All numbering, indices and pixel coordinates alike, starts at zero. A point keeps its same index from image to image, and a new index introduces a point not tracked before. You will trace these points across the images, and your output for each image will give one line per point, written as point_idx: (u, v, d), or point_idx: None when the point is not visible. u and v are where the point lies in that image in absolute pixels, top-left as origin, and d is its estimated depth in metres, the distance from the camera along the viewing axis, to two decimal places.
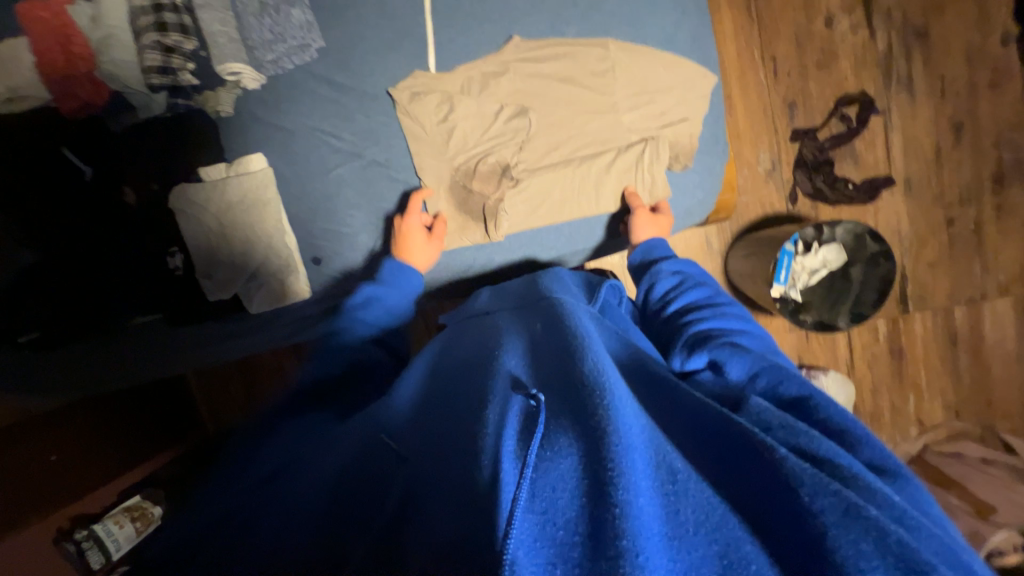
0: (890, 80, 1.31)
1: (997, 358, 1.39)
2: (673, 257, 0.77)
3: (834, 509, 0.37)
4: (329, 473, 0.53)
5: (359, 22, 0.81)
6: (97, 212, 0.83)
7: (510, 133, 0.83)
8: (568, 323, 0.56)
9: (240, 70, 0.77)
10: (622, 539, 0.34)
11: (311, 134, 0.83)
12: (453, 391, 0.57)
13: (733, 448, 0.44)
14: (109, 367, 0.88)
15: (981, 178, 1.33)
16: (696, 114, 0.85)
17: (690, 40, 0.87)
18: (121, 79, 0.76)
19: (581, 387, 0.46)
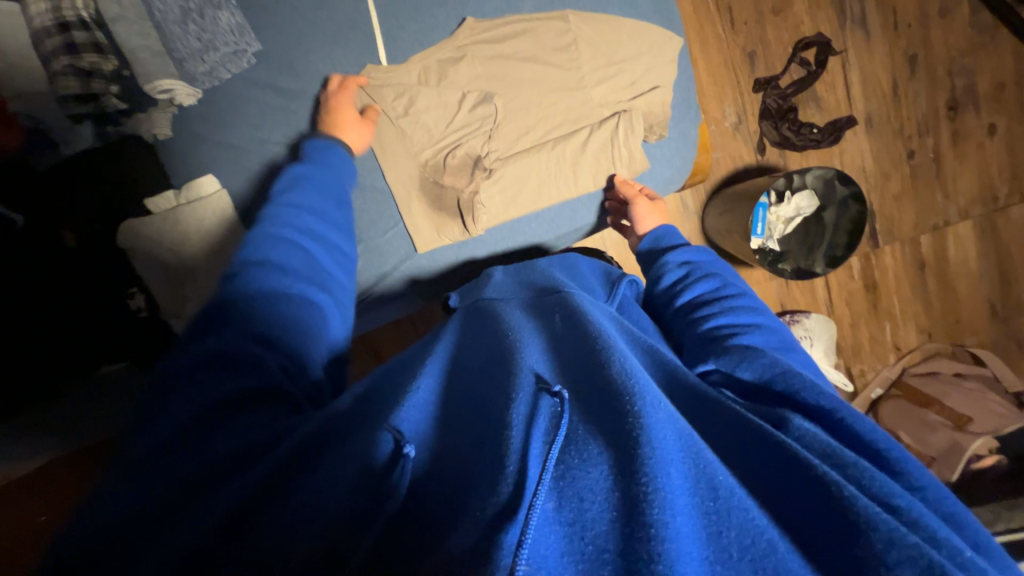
0: (843, 18, 1.31)
1: (963, 279, 1.46)
2: (684, 246, 0.75)
3: (892, 539, 0.34)
4: (324, 479, 0.41)
5: (298, 20, 0.74)
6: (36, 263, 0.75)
7: (477, 122, 0.79)
8: (590, 320, 0.52)
9: (170, 86, 0.70)
10: (658, 562, 0.30)
11: (264, 148, 0.77)
12: (476, 379, 0.50)
13: (780, 459, 0.40)
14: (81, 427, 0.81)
15: (937, 108, 1.36)
16: (664, 79, 0.83)
17: (650, 2, 0.83)
18: (35, 114, 0.69)
19: (613, 389, 0.41)
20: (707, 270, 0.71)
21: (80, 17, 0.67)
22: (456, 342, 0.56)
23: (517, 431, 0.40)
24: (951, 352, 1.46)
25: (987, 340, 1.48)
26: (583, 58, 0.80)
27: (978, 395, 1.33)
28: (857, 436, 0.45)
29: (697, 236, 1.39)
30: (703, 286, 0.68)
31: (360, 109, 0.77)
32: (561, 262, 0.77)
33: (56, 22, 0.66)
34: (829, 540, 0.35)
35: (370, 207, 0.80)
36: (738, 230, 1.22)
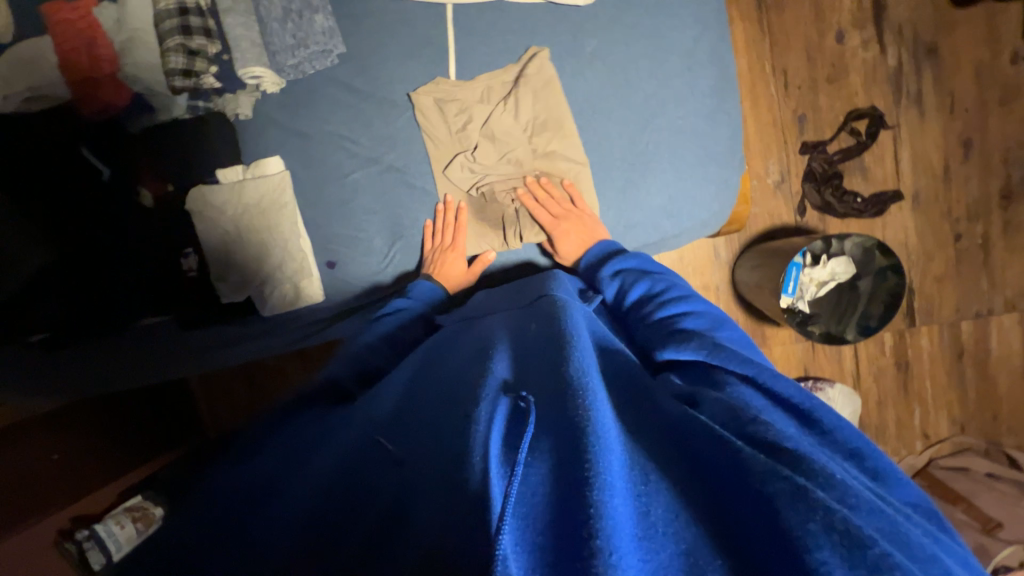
0: (899, 95, 1.31)
1: (1003, 373, 1.39)
2: (617, 255, 0.77)
3: (783, 492, 0.36)
4: (327, 473, 0.49)
5: (379, 30, 0.81)
6: (110, 212, 0.83)
7: (529, 142, 0.84)
8: (557, 325, 0.56)
9: (260, 74, 0.78)
10: (595, 538, 0.33)
11: (330, 139, 0.83)
12: (446, 384, 0.57)
13: (695, 438, 0.43)
14: (118, 373, 0.90)
15: (989, 195, 1.34)
16: (712, 127, 0.86)
17: (709, 56, 0.85)
18: (143, 80, 0.77)
19: (564, 387, 0.45)
20: (633, 274, 0.74)
21: (198, 6, 0.76)
22: (423, 362, 0.65)
23: (478, 431, 0.43)
24: (985, 449, 1.37)
25: None
26: (636, 99, 0.83)
27: (1011, 499, 1.24)
28: (784, 401, 0.49)
29: (725, 286, 1.38)
30: (640, 287, 0.71)
31: (421, 114, 0.82)
32: (538, 280, 0.77)
33: (178, 6, 0.75)
34: (747, 521, 0.37)
35: (417, 206, 0.85)
36: (768, 285, 1.22)
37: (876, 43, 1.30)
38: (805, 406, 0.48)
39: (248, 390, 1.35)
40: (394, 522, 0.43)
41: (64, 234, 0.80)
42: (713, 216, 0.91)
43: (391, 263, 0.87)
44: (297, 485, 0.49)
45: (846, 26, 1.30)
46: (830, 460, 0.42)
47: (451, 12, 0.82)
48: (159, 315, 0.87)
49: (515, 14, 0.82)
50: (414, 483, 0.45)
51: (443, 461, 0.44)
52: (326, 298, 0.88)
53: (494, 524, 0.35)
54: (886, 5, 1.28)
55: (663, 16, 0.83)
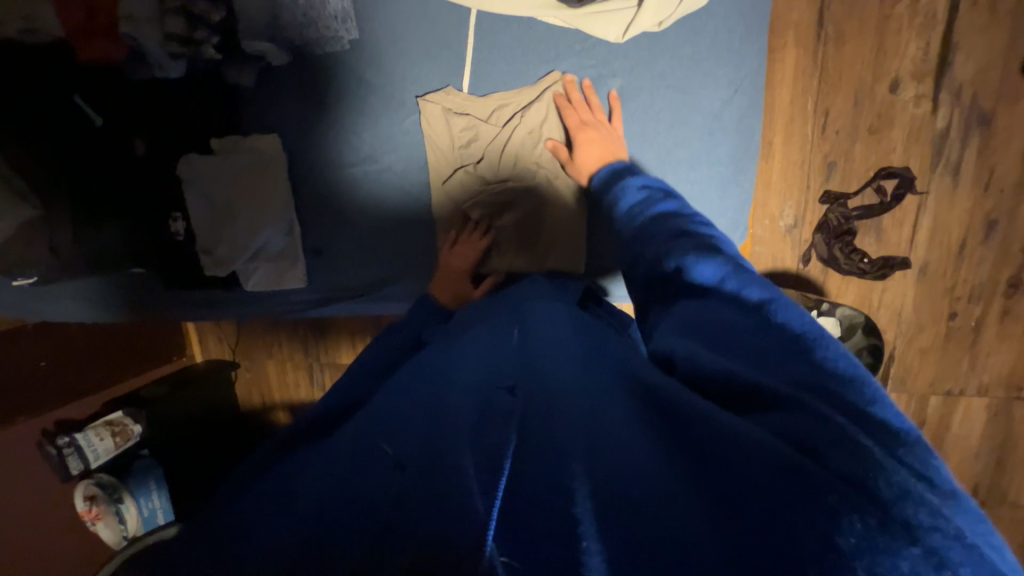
0: (938, 161, 1.25)
1: (956, 450, 1.43)
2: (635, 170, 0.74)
3: (761, 468, 0.38)
4: (325, 479, 0.50)
5: (398, 22, 0.76)
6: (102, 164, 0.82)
7: (529, 170, 0.83)
8: (542, 340, 0.61)
9: (264, 49, 0.74)
10: (576, 531, 0.38)
11: (331, 129, 0.81)
12: (430, 390, 0.61)
13: (676, 416, 0.45)
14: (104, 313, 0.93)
15: (997, 280, 1.30)
16: (722, 188, 0.83)
17: (736, 120, 0.80)
18: (137, 35, 0.72)
19: (545, 396, 0.52)
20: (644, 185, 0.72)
21: None
22: (406, 374, 0.67)
23: (466, 441, 0.47)
24: None
25: None
26: (649, 148, 0.81)
27: None
28: (785, 335, 0.48)
29: None
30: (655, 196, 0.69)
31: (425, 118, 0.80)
32: (525, 294, 0.77)
33: None
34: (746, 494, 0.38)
35: (410, 213, 0.86)
36: None
37: (929, 99, 1.21)
38: (806, 334, 0.47)
39: (234, 335, 1.45)
40: (392, 519, 0.43)
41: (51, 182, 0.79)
42: None
43: (376, 265, 0.88)
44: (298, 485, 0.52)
45: (903, 75, 1.21)
46: (831, 395, 0.42)
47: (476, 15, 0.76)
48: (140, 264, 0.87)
49: (542, 32, 0.78)
50: (414, 486, 0.46)
51: (429, 461, 0.48)
52: (310, 284, 0.89)
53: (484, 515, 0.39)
54: (953, 61, 1.18)
55: (698, 59, 0.77)
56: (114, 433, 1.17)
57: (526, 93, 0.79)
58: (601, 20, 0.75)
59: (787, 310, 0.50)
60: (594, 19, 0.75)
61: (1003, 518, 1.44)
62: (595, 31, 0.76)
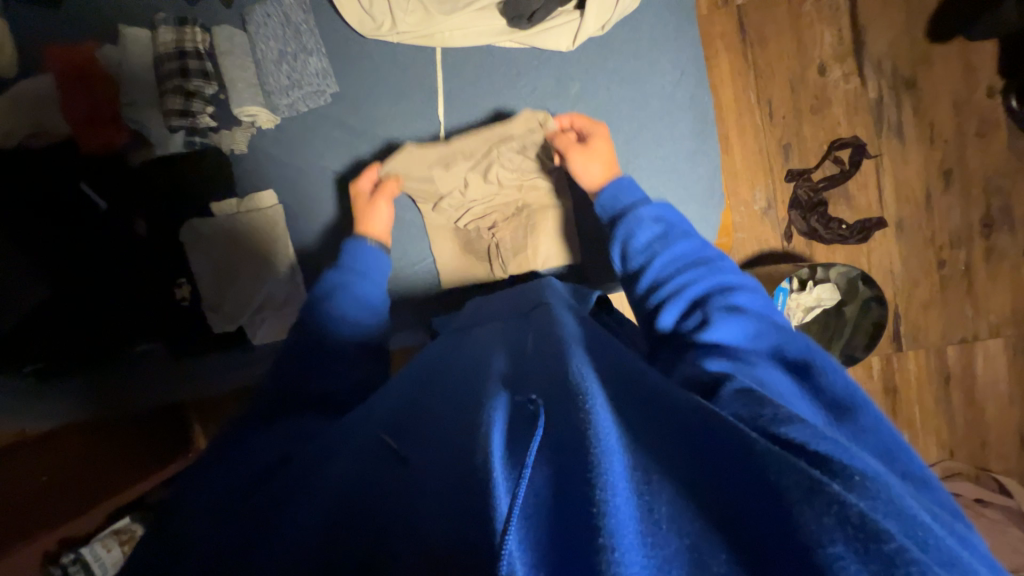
0: (881, 127, 1.35)
1: (990, 399, 1.40)
2: (653, 204, 0.79)
3: (798, 484, 0.33)
4: (322, 481, 0.48)
5: (373, 72, 0.87)
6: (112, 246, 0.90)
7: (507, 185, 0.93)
8: (555, 332, 0.61)
9: (255, 112, 0.81)
10: (599, 536, 0.32)
11: (326, 173, 0.88)
12: (436, 400, 0.59)
13: (715, 425, 0.40)
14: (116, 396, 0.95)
15: (970, 224, 1.35)
16: (684, 157, 0.89)
17: (689, 100, 0.90)
18: (143, 119, 0.81)
19: (568, 384, 0.47)
20: (678, 256, 0.73)
21: (196, 48, 0.79)
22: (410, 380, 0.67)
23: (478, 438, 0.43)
24: (974, 475, 1.39)
25: (1016, 469, 1.40)
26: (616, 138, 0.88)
27: (999, 526, 1.25)
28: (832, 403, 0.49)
29: None
30: (691, 274, 0.70)
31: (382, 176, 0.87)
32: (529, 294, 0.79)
33: (177, 50, 0.78)
34: (765, 511, 0.33)
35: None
36: None
37: (856, 76, 1.34)
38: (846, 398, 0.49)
39: None
40: (393, 525, 0.42)
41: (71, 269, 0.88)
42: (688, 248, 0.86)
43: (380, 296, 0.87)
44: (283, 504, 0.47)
45: (827, 60, 1.34)
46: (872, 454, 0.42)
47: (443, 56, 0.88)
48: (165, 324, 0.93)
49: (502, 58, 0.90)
50: (417, 490, 0.44)
51: (438, 472, 0.43)
52: None
53: (499, 528, 0.34)
54: (866, 41, 1.32)
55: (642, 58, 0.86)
56: None
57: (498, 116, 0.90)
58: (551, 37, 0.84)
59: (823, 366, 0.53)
60: (542, 35, 0.84)
61: None
62: (545, 46, 0.85)
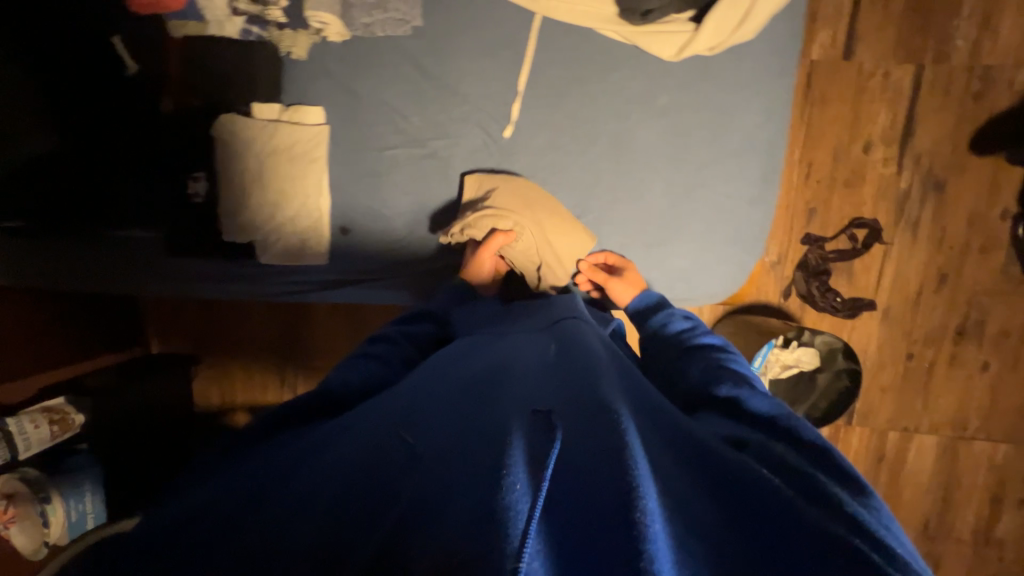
0: (900, 217, 1.41)
1: (909, 485, 1.54)
2: (687, 311, 0.90)
3: (830, 546, 0.41)
4: (358, 460, 0.52)
5: (467, 22, 0.87)
6: (128, 133, 0.94)
7: (550, 165, 0.95)
8: (590, 360, 0.65)
9: (326, 21, 0.86)
10: (642, 560, 0.37)
11: (383, 110, 0.92)
12: (467, 396, 0.62)
13: (739, 490, 0.47)
14: (95, 279, 1.01)
15: (947, 328, 1.44)
16: (735, 200, 0.94)
17: (767, 144, 0.92)
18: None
19: (602, 415, 0.52)
20: (710, 342, 0.79)
21: None
22: (444, 367, 0.71)
23: (515, 440, 0.48)
24: None
25: None
26: (685, 157, 0.92)
27: None
28: (844, 474, 0.52)
29: None
30: (730, 359, 0.75)
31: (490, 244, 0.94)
32: (552, 313, 0.83)
33: None
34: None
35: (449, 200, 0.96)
36: None
37: (894, 163, 1.38)
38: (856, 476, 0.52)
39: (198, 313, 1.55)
40: (414, 521, 0.44)
41: (79, 140, 0.91)
42: (685, 275, 0.98)
43: (402, 240, 0.98)
44: (313, 476, 0.52)
45: (874, 139, 1.38)
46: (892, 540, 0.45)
47: (540, 22, 0.88)
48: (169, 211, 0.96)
49: (602, 44, 0.88)
50: (434, 485, 0.47)
51: (456, 462, 0.49)
52: (328, 260, 0.98)
53: (519, 529, 0.39)
54: (914, 133, 1.37)
55: (733, 88, 0.89)
56: (52, 421, 1.19)
57: (583, 104, 0.91)
58: (658, 40, 0.83)
59: (806, 430, 0.57)
60: (651, 38, 0.84)
61: (948, 552, 1.55)
62: (652, 49, 0.85)
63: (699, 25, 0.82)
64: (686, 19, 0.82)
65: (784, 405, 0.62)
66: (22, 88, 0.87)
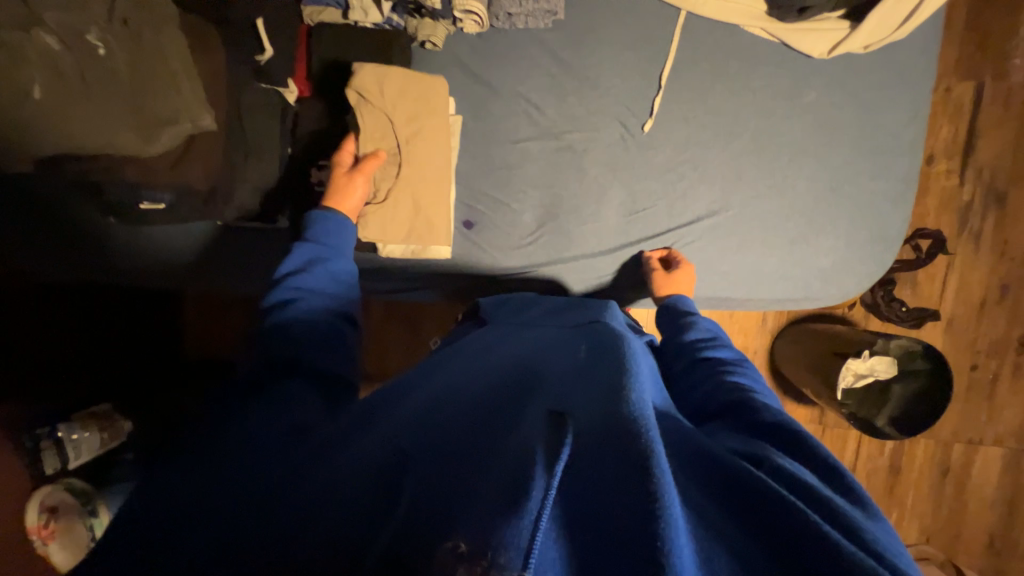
0: (963, 229, 1.43)
1: (975, 499, 1.52)
2: (700, 314, 0.82)
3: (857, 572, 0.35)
4: (357, 460, 0.47)
5: (600, 15, 0.86)
6: (254, 109, 0.81)
7: (689, 161, 0.89)
8: (613, 353, 0.59)
9: (473, 10, 0.78)
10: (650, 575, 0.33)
11: (517, 100, 0.87)
12: (476, 396, 0.57)
13: (756, 508, 0.41)
14: (201, 270, 0.93)
15: (1009, 338, 1.46)
16: (870, 201, 0.91)
17: (901, 146, 0.91)
18: None
19: (617, 411, 0.47)
20: (727, 351, 0.73)
21: None
22: (436, 368, 0.66)
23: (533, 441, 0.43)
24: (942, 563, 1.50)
25: (976, 564, 1.53)
26: (828, 156, 0.89)
27: None
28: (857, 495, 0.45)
29: (762, 351, 1.50)
30: (742, 369, 0.68)
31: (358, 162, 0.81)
32: (584, 311, 0.77)
33: None
34: None
35: (584, 195, 0.89)
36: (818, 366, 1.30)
37: (957, 175, 1.41)
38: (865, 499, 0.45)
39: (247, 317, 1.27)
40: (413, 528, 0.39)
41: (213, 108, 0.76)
42: (821, 280, 0.93)
43: (529, 236, 0.90)
44: (312, 480, 0.46)
45: (937, 152, 1.41)
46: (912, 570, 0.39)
47: (683, 19, 0.87)
48: (275, 198, 0.84)
49: (737, 42, 0.88)
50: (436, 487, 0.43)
51: (462, 467, 0.45)
52: (449, 257, 0.89)
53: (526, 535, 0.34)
54: (976, 146, 1.40)
55: (858, 91, 0.89)
56: (100, 428, 1.03)
57: (725, 100, 0.88)
58: (809, 37, 0.85)
59: (818, 444, 0.50)
60: (803, 36, 0.85)
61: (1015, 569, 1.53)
62: (803, 47, 0.86)
63: (854, 24, 0.84)
64: (837, 19, 0.84)
65: (785, 413, 0.56)
66: (122, 26, 0.67)
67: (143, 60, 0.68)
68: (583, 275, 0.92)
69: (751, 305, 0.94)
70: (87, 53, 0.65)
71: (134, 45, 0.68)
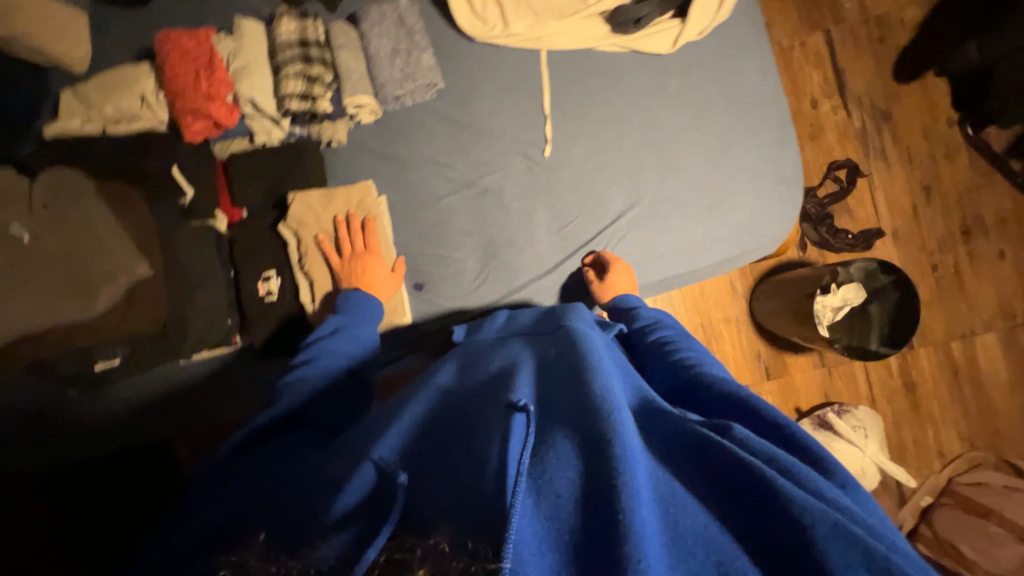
0: (868, 151, 1.55)
1: (994, 389, 1.53)
2: (648, 308, 0.85)
3: (824, 525, 0.37)
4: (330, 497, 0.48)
5: (475, 75, 0.97)
6: (193, 248, 0.87)
7: (595, 167, 0.97)
8: (580, 346, 0.60)
9: (364, 103, 0.90)
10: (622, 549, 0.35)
11: (428, 164, 0.95)
12: (452, 412, 0.57)
13: (727, 473, 0.43)
14: (197, 411, 0.93)
15: (952, 231, 1.55)
16: (761, 153, 1.00)
17: (768, 100, 1.02)
18: (255, 101, 0.87)
19: (585, 398, 0.49)
20: (675, 335, 0.75)
21: (317, 41, 0.90)
22: (403, 399, 0.65)
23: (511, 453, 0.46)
24: (994, 462, 1.48)
25: None
26: (711, 126, 0.99)
27: None
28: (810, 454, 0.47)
29: (743, 316, 1.54)
30: (694, 350, 0.69)
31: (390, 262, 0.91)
32: (551, 315, 0.77)
33: (299, 42, 0.89)
34: (780, 556, 0.38)
35: (515, 226, 0.95)
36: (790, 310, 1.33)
37: (842, 108, 1.56)
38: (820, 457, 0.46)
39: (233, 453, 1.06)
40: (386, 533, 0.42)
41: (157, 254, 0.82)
42: (749, 235, 0.99)
43: (479, 279, 0.94)
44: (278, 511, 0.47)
45: (818, 95, 1.56)
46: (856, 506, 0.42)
47: (546, 56, 0.98)
48: (230, 320, 0.89)
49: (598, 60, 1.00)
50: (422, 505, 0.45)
51: (442, 479, 0.47)
52: (413, 321, 0.93)
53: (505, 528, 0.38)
54: (847, 80, 1.56)
55: (710, 68, 1.01)
56: None
57: (606, 109, 0.98)
58: (654, 38, 0.98)
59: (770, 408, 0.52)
60: (644, 39, 0.98)
61: None
62: (649, 49, 0.99)
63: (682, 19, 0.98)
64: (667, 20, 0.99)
65: (738, 386, 0.58)
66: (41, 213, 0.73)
67: (60, 233, 0.73)
68: (517, 291, 0.94)
69: (696, 276, 1.00)
70: (12, 246, 0.70)
71: (57, 224, 0.73)
